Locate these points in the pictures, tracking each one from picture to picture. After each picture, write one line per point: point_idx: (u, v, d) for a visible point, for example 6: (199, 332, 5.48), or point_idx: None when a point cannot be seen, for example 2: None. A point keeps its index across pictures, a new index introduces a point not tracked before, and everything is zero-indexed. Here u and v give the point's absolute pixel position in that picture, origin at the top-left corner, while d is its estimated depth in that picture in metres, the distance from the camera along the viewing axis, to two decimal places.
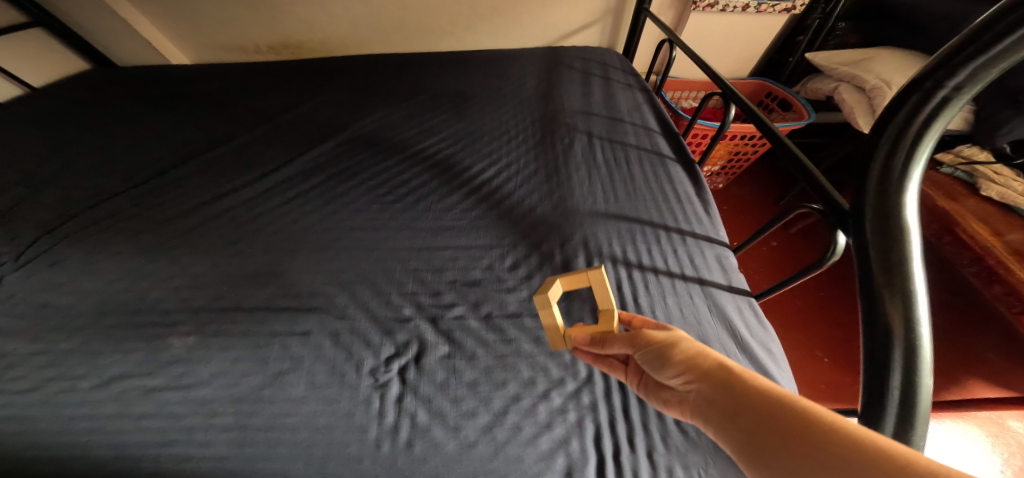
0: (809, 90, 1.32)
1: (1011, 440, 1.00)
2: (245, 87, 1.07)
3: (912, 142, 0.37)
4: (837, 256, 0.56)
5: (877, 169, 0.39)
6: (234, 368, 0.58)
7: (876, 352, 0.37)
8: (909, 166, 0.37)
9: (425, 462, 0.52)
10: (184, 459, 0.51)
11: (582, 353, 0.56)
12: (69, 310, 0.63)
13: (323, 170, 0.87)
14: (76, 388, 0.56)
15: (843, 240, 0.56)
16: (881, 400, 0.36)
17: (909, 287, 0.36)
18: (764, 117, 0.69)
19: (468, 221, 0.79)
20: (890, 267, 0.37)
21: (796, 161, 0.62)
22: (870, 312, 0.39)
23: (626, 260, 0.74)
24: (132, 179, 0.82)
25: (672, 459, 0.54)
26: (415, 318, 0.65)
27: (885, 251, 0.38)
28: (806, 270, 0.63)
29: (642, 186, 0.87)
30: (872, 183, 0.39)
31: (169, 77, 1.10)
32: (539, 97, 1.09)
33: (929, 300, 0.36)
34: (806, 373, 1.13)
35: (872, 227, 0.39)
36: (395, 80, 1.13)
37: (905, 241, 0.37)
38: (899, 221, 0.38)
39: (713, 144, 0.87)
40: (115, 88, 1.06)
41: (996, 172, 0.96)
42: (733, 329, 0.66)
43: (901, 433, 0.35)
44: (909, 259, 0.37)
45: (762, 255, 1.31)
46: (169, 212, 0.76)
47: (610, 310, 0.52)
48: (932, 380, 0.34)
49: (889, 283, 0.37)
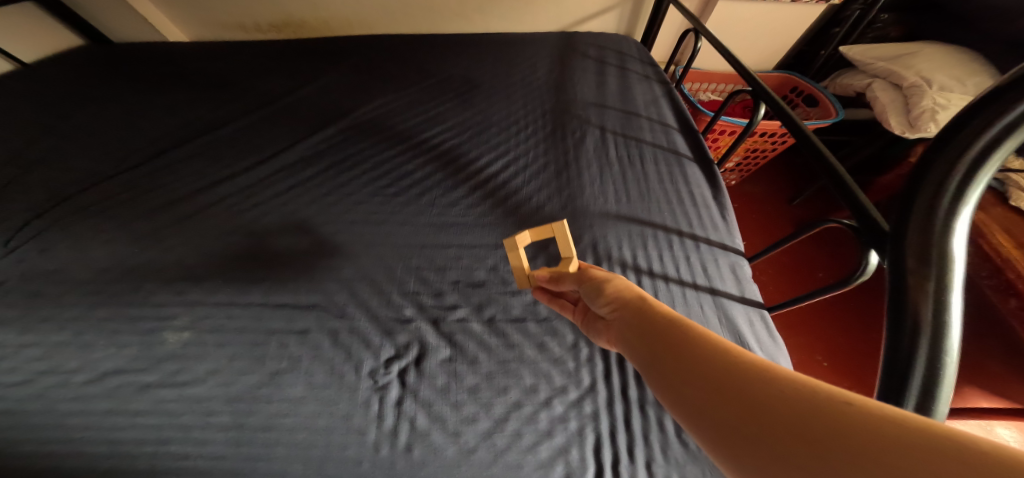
0: (840, 86, 1.26)
1: (996, 447, 1.04)
2: (244, 66, 1.02)
3: (975, 161, 0.34)
4: (866, 277, 0.53)
5: (931, 189, 0.35)
6: (231, 367, 0.56)
7: (891, 381, 0.33)
8: (968, 188, 0.34)
9: (424, 466, 0.51)
10: (181, 457, 0.49)
11: (539, 293, 0.56)
12: (61, 300, 0.60)
13: (322, 159, 0.84)
14: (71, 383, 0.54)
15: (875, 260, 0.53)
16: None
17: (942, 314, 0.33)
18: (797, 118, 0.64)
19: (473, 218, 0.77)
20: (925, 293, 0.34)
21: (827, 167, 0.57)
22: (894, 341, 0.35)
23: (636, 265, 0.71)
24: (125, 161, 0.79)
25: (670, 470, 0.53)
26: (417, 319, 0.63)
27: (922, 277, 0.35)
28: (830, 288, 0.61)
29: (656, 186, 0.83)
30: (922, 202, 0.36)
31: (164, 53, 1.05)
32: (552, 86, 1.04)
33: (963, 332, 0.33)
34: (805, 377, 1.13)
35: (911, 251, 0.36)
36: (400, 64, 1.07)
37: (947, 270, 0.34)
38: (942, 246, 0.34)
39: (737, 144, 0.83)
40: (108, 63, 1.01)
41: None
42: (742, 343, 0.64)
43: None
44: (950, 288, 0.33)
45: (782, 262, 1.30)
46: (163, 199, 0.73)
47: (570, 259, 0.55)
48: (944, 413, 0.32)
49: (920, 311, 0.33)
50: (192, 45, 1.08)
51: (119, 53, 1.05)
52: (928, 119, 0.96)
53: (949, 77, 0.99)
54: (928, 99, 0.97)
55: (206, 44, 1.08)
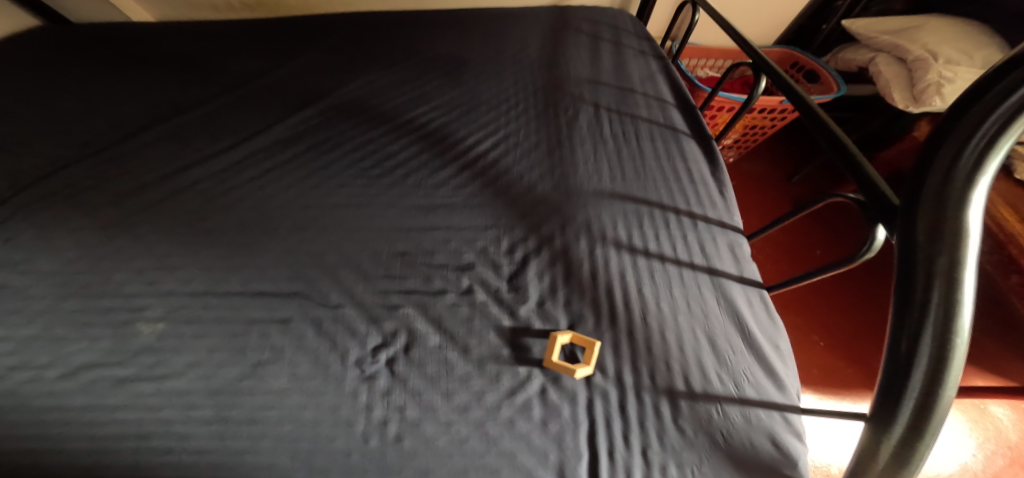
0: (840, 61, 1.23)
1: (989, 424, 1.17)
2: (218, 46, 0.98)
3: (997, 128, 0.33)
4: (871, 254, 0.51)
5: (945, 161, 0.35)
6: (210, 359, 0.53)
7: (903, 355, 0.35)
8: (985, 158, 0.33)
9: (415, 457, 0.49)
10: (163, 453, 0.46)
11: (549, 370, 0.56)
12: (25, 291, 0.56)
13: (302, 140, 0.80)
14: (43, 378, 0.49)
15: (882, 235, 0.50)
16: (895, 406, 0.35)
17: (954, 291, 0.33)
18: (801, 91, 0.62)
19: (461, 199, 0.74)
20: (935, 267, 0.34)
21: (832, 139, 0.55)
22: (902, 315, 0.36)
23: (630, 245, 0.69)
24: (91, 145, 0.74)
25: (667, 456, 0.52)
26: (404, 305, 0.61)
27: (932, 251, 0.35)
28: (830, 266, 0.59)
29: (652, 164, 0.81)
30: (936, 174, 0.36)
31: (132, 34, 0.99)
32: (543, 63, 1.01)
33: (974, 309, 0.33)
34: (802, 358, 1.12)
35: (922, 223, 0.36)
36: (383, 42, 1.03)
37: (958, 246, 0.34)
38: (956, 218, 0.34)
39: (735, 119, 0.81)
40: (73, 44, 0.95)
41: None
42: (740, 323, 0.63)
43: (906, 443, 0.34)
44: (962, 262, 0.34)
45: (787, 238, 1.29)
46: (132, 183, 0.69)
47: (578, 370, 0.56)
48: (952, 392, 0.33)
49: (928, 288, 0.34)
50: (162, 25, 1.03)
51: (82, 32, 0.99)
52: (934, 92, 0.94)
53: (956, 50, 0.96)
54: (934, 72, 0.95)
55: (178, 24, 1.03)
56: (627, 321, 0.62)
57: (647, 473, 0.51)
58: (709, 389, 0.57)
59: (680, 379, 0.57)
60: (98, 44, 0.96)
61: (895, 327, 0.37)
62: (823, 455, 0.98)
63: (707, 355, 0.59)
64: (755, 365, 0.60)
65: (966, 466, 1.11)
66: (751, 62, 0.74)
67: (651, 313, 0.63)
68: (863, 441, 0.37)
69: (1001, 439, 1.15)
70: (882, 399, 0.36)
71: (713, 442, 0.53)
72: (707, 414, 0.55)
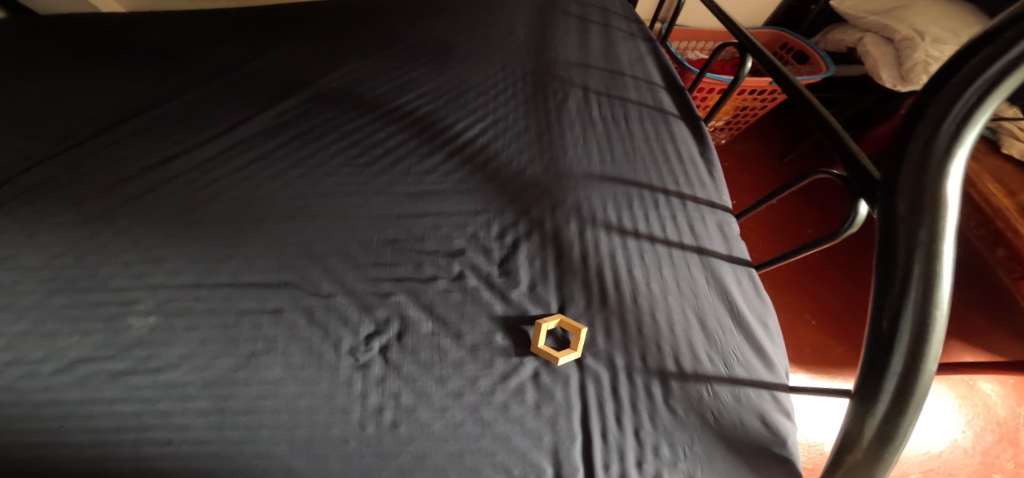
0: (829, 42, 1.21)
1: (977, 401, 1.21)
2: (197, 36, 0.97)
3: (976, 100, 0.33)
4: (854, 229, 0.52)
5: (923, 135, 0.35)
6: (203, 350, 0.54)
7: (884, 329, 0.36)
8: (963, 129, 0.34)
9: (410, 442, 0.50)
10: (163, 443, 0.46)
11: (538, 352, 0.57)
12: (10, 287, 0.56)
13: (286, 130, 0.80)
14: (37, 373, 0.50)
15: (863, 210, 0.51)
16: (877, 383, 0.35)
17: (933, 265, 0.34)
18: (785, 71, 0.62)
19: (450, 185, 0.74)
20: (915, 242, 0.35)
21: (817, 117, 0.55)
22: (883, 289, 0.36)
23: (621, 226, 0.70)
24: (68, 138, 0.73)
25: (659, 437, 0.53)
26: (396, 292, 0.61)
27: (912, 226, 0.35)
28: (816, 242, 0.60)
29: (641, 145, 0.81)
30: (914, 148, 0.36)
31: (107, 24, 0.97)
32: (532, 46, 1.00)
33: (953, 282, 0.34)
34: (795, 337, 1.14)
35: (902, 198, 0.36)
36: (367, 28, 1.02)
37: (939, 217, 0.34)
38: (935, 192, 0.34)
39: (723, 100, 0.80)
40: (50, 37, 0.93)
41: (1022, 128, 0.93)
42: (730, 302, 0.64)
43: (890, 419, 0.35)
44: (941, 235, 0.34)
45: (773, 216, 1.29)
46: (113, 176, 0.68)
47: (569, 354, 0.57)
48: (933, 365, 0.34)
49: (909, 260, 0.35)
50: (140, 15, 1.01)
51: (52, 23, 0.97)
52: (922, 71, 0.95)
53: (942, 30, 0.97)
54: (922, 51, 0.96)
55: (156, 14, 1.01)
56: (618, 302, 0.62)
57: (639, 452, 0.52)
58: (699, 369, 0.58)
59: (670, 359, 0.58)
60: (72, 36, 0.94)
61: (876, 302, 0.37)
62: (815, 433, 1.01)
63: (697, 335, 0.60)
64: (744, 344, 0.61)
65: (958, 444, 1.12)
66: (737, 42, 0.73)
67: (642, 294, 0.63)
68: (849, 416, 0.38)
69: (989, 416, 1.18)
70: (865, 376, 0.37)
71: (704, 422, 0.54)
72: (697, 394, 0.56)
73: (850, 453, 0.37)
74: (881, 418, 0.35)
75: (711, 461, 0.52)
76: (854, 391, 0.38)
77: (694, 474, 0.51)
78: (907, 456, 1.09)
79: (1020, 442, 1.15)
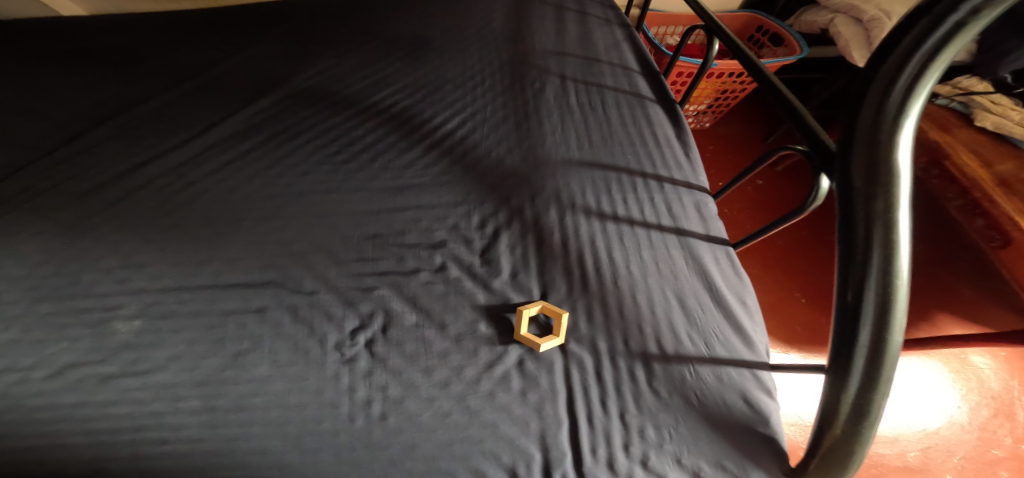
0: (803, 24, 1.31)
1: (971, 374, 1.23)
2: (168, 40, 0.97)
3: (917, 72, 0.33)
4: (817, 203, 0.53)
5: (871, 108, 0.36)
6: (191, 351, 0.54)
7: (850, 300, 0.37)
8: (909, 101, 0.34)
9: (400, 433, 0.50)
10: (158, 443, 0.47)
11: (522, 339, 0.58)
12: None
13: (261, 130, 0.81)
14: (29, 379, 0.50)
15: (826, 184, 0.53)
16: (849, 354, 0.37)
17: (890, 234, 0.35)
18: (749, 53, 0.63)
19: (429, 178, 0.76)
20: (873, 212, 0.35)
21: (780, 97, 0.56)
22: (846, 261, 0.37)
23: (600, 211, 0.72)
24: (38, 148, 0.73)
25: (644, 419, 0.54)
26: (379, 286, 0.62)
27: (869, 197, 0.36)
28: (786, 217, 0.61)
29: (618, 129, 0.84)
30: (864, 121, 0.36)
31: (74, 31, 0.97)
32: (508, 38, 1.03)
33: (911, 249, 0.35)
34: (786, 317, 1.15)
35: (858, 170, 0.37)
36: (341, 26, 1.04)
37: (893, 188, 0.35)
38: (889, 162, 0.35)
39: (695, 83, 0.82)
40: (18, 45, 0.92)
41: (992, 101, 0.99)
42: (709, 281, 0.65)
43: (863, 389, 0.37)
44: (896, 204, 0.35)
45: (748, 195, 1.35)
46: (88, 183, 0.69)
47: (554, 338, 0.58)
48: (899, 334, 0.35)
49: (868, 231, 0.36)
50: (109, 20, 1.00)
51: (17, 32, 0.96)
52: None
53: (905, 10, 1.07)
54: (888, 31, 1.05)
55: (124, 19, 1.01)
56: (599, 286, 0.63)
57: (625, 434, 0.53)
58: (680, 350, 0.58)
59: (652, 342, 0.59)
60: (39, 44, 0.93)
61: (841, 273, 0.38)
62: (794, 409, 1.06)
63: (678, 316, 0.61)
64: (724, 323, 0.62)
65: (955, 421, 1.13)
66: (704, 27, 0.75)
67: (622, 277, 0.64)
68: (827, 387, 0.40)
69: (983, 390, 1.21)
70: (838, 349, 0.38)
71: (688, 402, 0.55)
72: (680, 375, 0.57)
73: (830, 429, 0.39)
74: (855, 389, 0.36)
75: (696, 441, 0.53)
76: (829, 363, 0.40)
77: (680, 456, 0.52)
78: (905, 434, 1.09)
79: (1016, 416, 1.16)
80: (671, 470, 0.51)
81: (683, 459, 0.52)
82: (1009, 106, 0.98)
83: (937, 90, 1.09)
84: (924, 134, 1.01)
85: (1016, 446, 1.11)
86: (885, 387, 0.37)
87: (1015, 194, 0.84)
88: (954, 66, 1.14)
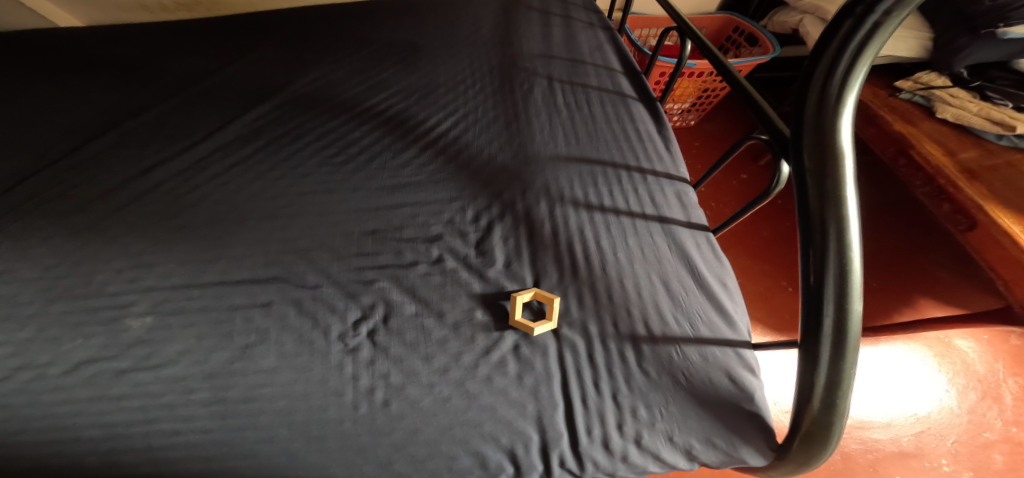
0: (776, 24, 1.39)
1: (956, 358, 1.27)
2: (165, 49, 1.00)
3: (849, 66, 0.37)
4: (780, 187, 0.58)
5: (814, 100, 0.40)
6: (200, 345, 0.57)
7: (813, 282, 0.40)
8: (845, 91, 0.38)
9: (402, 418, 0.53)
10: (172, 434, 0.50)
11: (516, 324, 0.61)
12: (7, 298, 0.58)
13: (261, 135, 0.84)
14: (45, 376, 0.53)
15: (785, 170, 0.58)
16: (817, 333, 0.40)
17: (841, 213, 0.39)
18: (717, 53, 0.67)
19: (425, 176, 0.79)
20: (826, 194, 0.40)
21: (744, 93, 0.61)
22: (807, 242, 0.41)
23: (587, 202, 0.75)
24: (45, 155, 0.76)
25: (636, 400, 0.57)
26: (378, 279, 0.65)
27: (820, 179, 0.40)
28: (756, 203, 0.65)
29: (603, 126, 0.88)
30: (809, 113, 0.41)
31: (76, 41, 1.00)
32: (497, 42, 1.08)
33: (859, 225, 0.39)
34: (774, 304, 1.20)
35: (809, 157, 0.41)
36: (334, 34, 1.08)
37: (839, 170, 0.39)
38: (834, 147, 0.40)
39: (670, 84, 0.87)
40: (19, 57, 0.95)
41: (951, 95, 1.05)
42: (691, 264, 0.69)
43: (835, 360, 0.40)
44: (844, 185, 0.39)
45: (732, 188, 1.40)
46: (95, 189, 0.71)
47: (544, 324, 0.61)
48: (860, 305, 0.39)
49: (824, 210, 0.39)
50: (108, 30, 1.03)
51: (20, 43, 0.98)
52: None
53: None
54: None
55: (122, 29, 1.04)
56: (588, 273, 0.67)
57: (619, 415, 0.56)
58: (667, 332, 0.62)
59: (640, 324, 0.62)
60: (42, 54, 0.96)
61: (803, 254, 0.42)
62: (781, 397, 1.10)
63: (664, 297, 0.65)
64: (706, 303, 0.66)
65: (945, 406, 1.17)
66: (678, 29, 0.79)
67: (609, 263, 0.68)
68: (802, 365, 0.43)
69: (969, 373, 1.25)
70: (807, 327, 0.42)
71: (676, 382, 0.58)
72: (668, 356, 0.59)
73: (809, 403, 0.43)
74: (827, 361, 0.40)
75: (686, 420, 0.56)
76: (802, 340, 0.43)
77: (672, 434, 0.55)
78: (897, 419, 1.13)
79: (1002, 398, 1.21)
80: (663, 447, 0.55)
81: (674, 437, 0.55)
82: (966, 98, 1.03)
83: (901, 86, 1.14)
84: (891, 126, 1.07)
85: (1006, 428, 1.15)
86: (851, 361, 0.40)
87: (979, 181, 0.90)
88: (917, 62, 1.19)
